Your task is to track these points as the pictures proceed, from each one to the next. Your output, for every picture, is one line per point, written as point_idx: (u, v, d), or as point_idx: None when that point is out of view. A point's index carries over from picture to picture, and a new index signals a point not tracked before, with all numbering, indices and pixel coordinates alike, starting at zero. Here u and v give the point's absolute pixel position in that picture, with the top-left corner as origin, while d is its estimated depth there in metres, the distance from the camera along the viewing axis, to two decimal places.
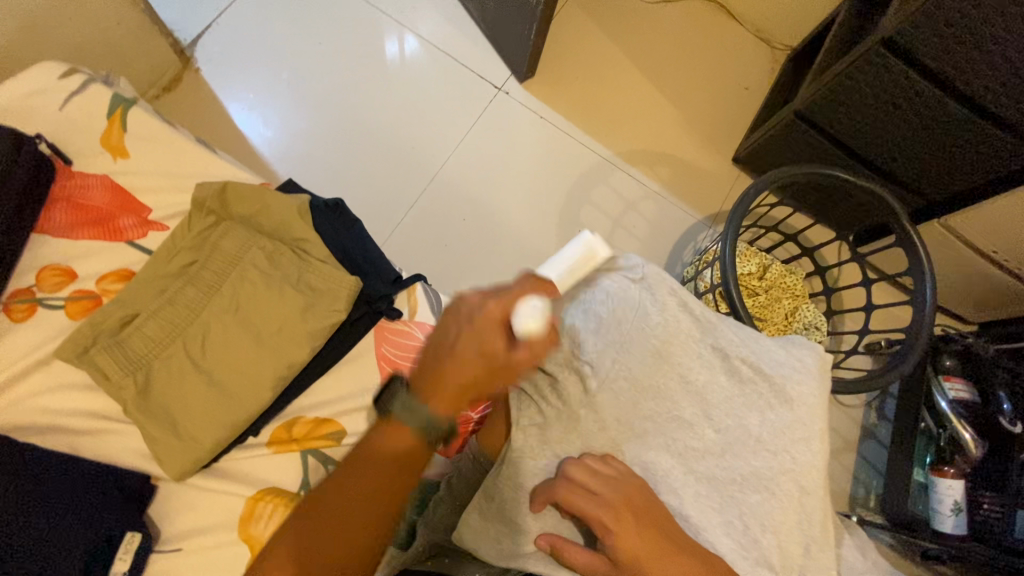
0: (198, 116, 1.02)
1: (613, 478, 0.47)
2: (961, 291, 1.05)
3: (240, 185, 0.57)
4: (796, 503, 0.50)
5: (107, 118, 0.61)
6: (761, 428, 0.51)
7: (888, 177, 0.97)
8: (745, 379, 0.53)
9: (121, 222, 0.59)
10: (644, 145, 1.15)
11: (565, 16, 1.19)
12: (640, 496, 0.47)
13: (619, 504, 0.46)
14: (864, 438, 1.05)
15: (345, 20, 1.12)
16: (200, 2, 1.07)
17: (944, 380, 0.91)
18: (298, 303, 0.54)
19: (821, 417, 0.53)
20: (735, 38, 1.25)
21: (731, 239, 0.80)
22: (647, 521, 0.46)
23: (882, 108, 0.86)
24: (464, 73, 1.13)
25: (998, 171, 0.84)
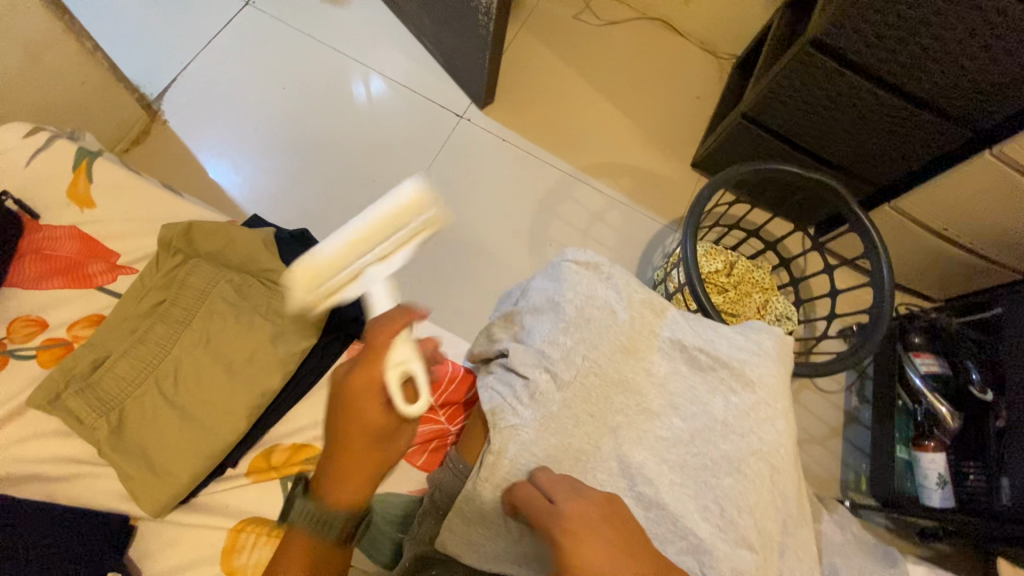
0: (169, 165, 1.05)
1: (578, 493, 0.45)
2: (921, 271, 1.08)
3: (205, 224, 0.58)
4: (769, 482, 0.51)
5: (73, 171, 0.63)
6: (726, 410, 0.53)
7: (836, 167, 1.01)
8: (705, 367, 0.55)
9: (90, 269, 0.60)
10: (606, 159, 1.19)
11: (521, 44, 1.24)
12: (611, 511, 0.45)
13: (578, 518, 0.43)
14: (849, 423, 1.07)
15: (307, 64, 1.16)
16: (166, 58, 1.11)
17: (914, 356, 0.95)
18: (268, 332, 0.56)
19: (782, 398, 0.55)
20: (684, 52, 1.31)
21: (691, 238, 0.83)
22: (617, 531, 0.44)
23: (819, 104, 0.91)
24: (426, 104, 1.17)
25: (936, 152, 0.88)
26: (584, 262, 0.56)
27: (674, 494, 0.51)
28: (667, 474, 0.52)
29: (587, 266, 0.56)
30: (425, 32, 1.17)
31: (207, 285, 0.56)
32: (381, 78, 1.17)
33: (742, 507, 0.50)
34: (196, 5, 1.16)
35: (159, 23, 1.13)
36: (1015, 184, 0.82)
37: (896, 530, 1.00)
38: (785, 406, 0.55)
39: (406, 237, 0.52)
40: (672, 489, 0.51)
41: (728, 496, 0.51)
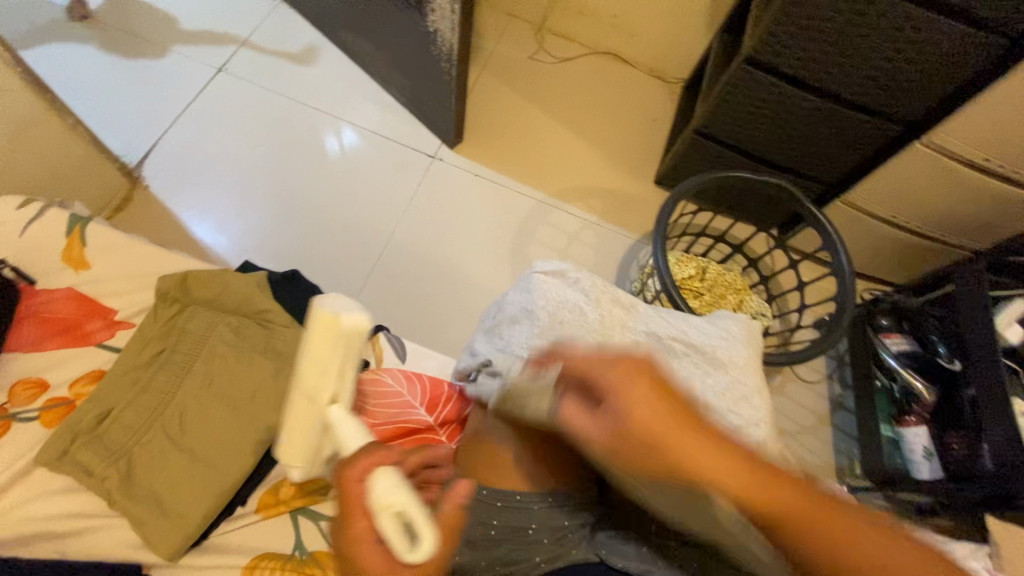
0: (153, 228, 1.07)
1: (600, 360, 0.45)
2: (878, 258, 1.15)
3: (199, 273, 0.61)
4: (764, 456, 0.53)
5: (66, 237, 0.66)
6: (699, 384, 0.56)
7: (787, 170, 1.09)
8: (679, 355, 0.59)
9: (88, 327, 0.62)
10: (575, 184, 1.26)
11: (483, 87, 1.32)
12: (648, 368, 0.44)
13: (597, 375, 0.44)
14: (836, 410, 1.11)
15: (281, 121, 1.22)
16: (144, 127, 1.15)
17: (885, 337, 1.01)
18: (268, 368, 0.58)
19: (755, 376, 0.58)
20: (635, 80, 1.41)
21: (660, 246, 0.88)
22: (646, 392, 0.43)
23: (762, 114, 0.99)
24: (399, 149, 1.23)
25: (873, 146, 0.96)
26: (552, 272, 0.62)
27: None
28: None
29: (555, 275, 0.62)
30: (392, 82, 1.23)
31: (206, 329, 0.59)
32: (354, 128, 1.23)
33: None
34: (170, 75, 1.21)
35: (136, 96, 1.18)
36: (945, 167, 0.90)
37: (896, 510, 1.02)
38: (762, 387, 0.58)
39: (341, 359, 0.41)
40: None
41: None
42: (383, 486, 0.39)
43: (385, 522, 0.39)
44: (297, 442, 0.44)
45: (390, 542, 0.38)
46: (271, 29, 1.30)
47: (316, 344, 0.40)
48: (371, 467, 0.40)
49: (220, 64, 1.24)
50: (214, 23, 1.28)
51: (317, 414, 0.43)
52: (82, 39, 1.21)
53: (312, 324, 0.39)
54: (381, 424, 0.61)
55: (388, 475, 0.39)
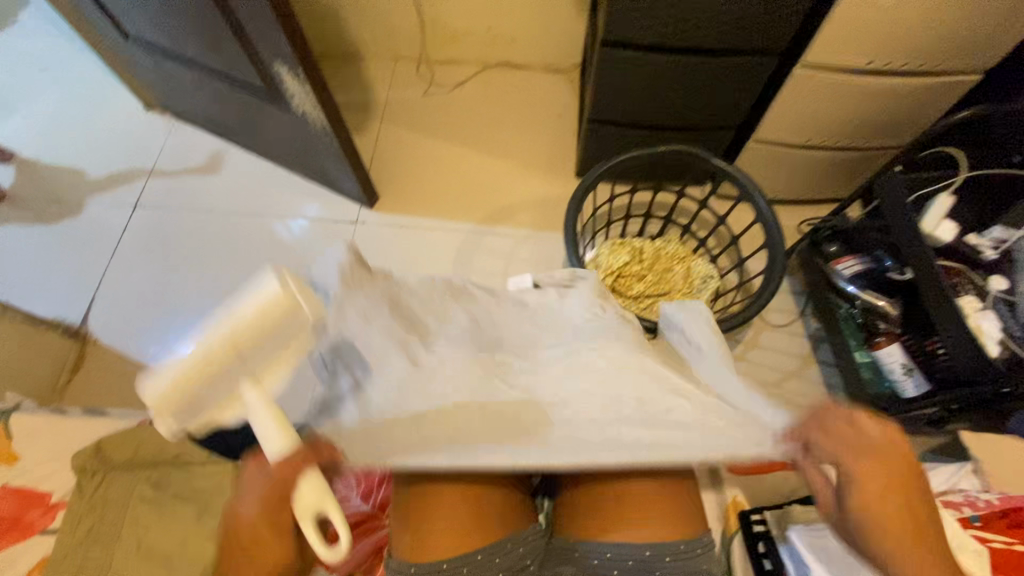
0: (111, 378, 1.10)
1: (847, 440, 0.51)
2: (810, 181, 1.13)
3: (111, 438, 0.64)
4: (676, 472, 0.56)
5: None
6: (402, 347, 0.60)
7: (692, 131, 1.07)
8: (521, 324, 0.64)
9: (29, 517, 0.62)
10: (493, 204, 1.26)
11: (387, 137, 1.33)
12: (889, 468, 0.49)
13: (862, 471, 0.49)
14: (816, 345, 1.09)
15: (204, 235, 1.24)
16: (79, 284, 1.19)
17: (836, 264, 0.97)
18: (191, 514, 0.61)
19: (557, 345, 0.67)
20: (531, 82, 1.41)
21: (575, 257, 0.89)
22: (878, 476, 0.49)
23: (646, 87, 0.97)
24: (325, 223, 1.25)
25: (760, 81, 0.95)
26: None
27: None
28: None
29: None
30: (295, 166, 1.25)
31: (126, 492, 0.60)
32: (291, 221, 1.25)
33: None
34: (91, 227, 1.25)
35: (63, 258, 1.21)
36: (832, 81, 0.88)
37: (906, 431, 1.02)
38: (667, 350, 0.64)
39: (273, 340, 0.52)
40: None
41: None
42: (315, 495, 0.48)
43: (309, 528, 0.48)
44: (194, 388, 0.50)
45: (313, 542, 0.47)
46: (174, 151, 1.33)
47: (260, 312, 0.51)
48: (300, 465, 0.49)
49: (136, 201, 1.28)
50: (122, 164, 1.31)
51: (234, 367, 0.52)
52: (4, 221, 1.23)
53: (259, 309, 0.51)
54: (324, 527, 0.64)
55: (308, 473, 0.49)
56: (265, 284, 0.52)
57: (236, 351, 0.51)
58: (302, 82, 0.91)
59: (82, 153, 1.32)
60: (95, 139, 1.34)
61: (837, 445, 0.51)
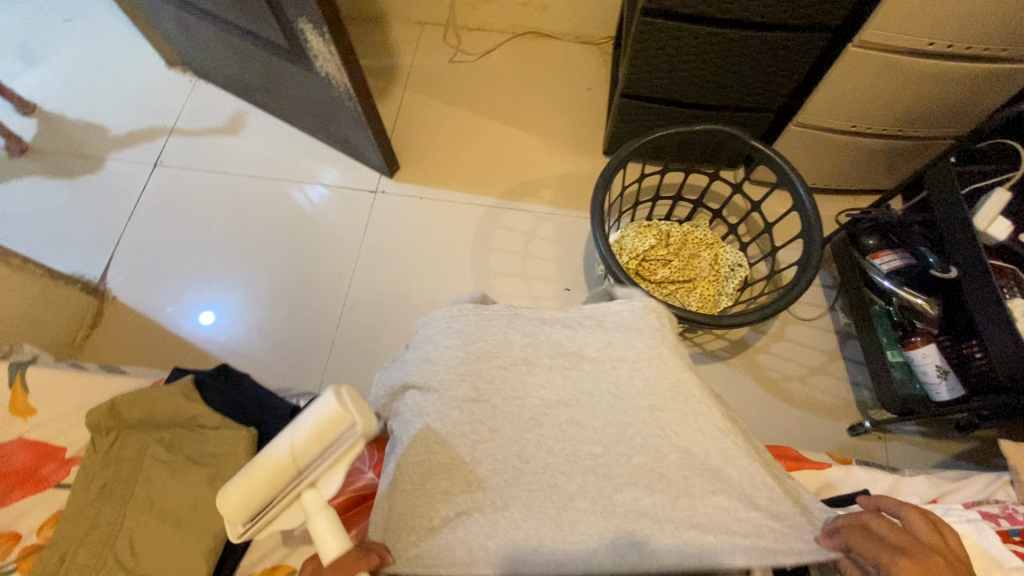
0: (129, 336, 1.11)
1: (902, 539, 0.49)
2: (850, 169, 1.08)
3: (125, 396, 0.61)
4: (684, 521, 0.50)
5: (10, 388, 0.66)
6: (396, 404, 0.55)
7: (730, 110, 1.02)
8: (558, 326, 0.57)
9: (44, 470, 0.64)
10: (517, 179, 1.23)
11: (411, 105, 1.30)
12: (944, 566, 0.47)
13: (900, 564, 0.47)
14: (845, 342, 1.06)
15: (226, 198, 1.23)
16: (98, 241, 1.18)
17: (874, 259, 0.92)
18: (204, 477, 0.59)
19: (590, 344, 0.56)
20: (562, 52, 1.35)
21: (601, 238, 0.86)
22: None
23: (685, 60, 0.92)
24: (344, 192, 1.23)
25: (808, 59, 0.89)
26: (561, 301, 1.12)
27: (541, 411, 0.52)
28: (554, 470, 0.51)
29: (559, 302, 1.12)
30: (317, 130, 1.23)
31: (139, 452, 0.60)
32: (311, 187, 1.23)
33: (669, 470, 0.51)
34: (112, 184, 1.24)
35: (84, 215, 1.20)
36: (886, 62, 0.83)
37: (932, 434, 0.99)
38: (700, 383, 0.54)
39: (324, 454, 0.45)
40: (602, 478, 0.51)
41: (623, 423, 0.53)
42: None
43: None
44: (257, 501, 0.45)
45: None
46: (196, 110, 1.31)
47: (318, 431, 0.43)
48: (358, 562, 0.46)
49: (156, 160, 1.26)
50: (144, 121, 1.30)
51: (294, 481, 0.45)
52: (25, 174, 1.23)
53: (312, 429, 0.43)
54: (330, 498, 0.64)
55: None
56: (319, 399, 0.43)
57: (298, 467, 0.44)
58: (327, 41, 0.87)
59: (104, 108, 1.31)
60: (118, 95, 1.32)
61: (884, 551, 0.49)
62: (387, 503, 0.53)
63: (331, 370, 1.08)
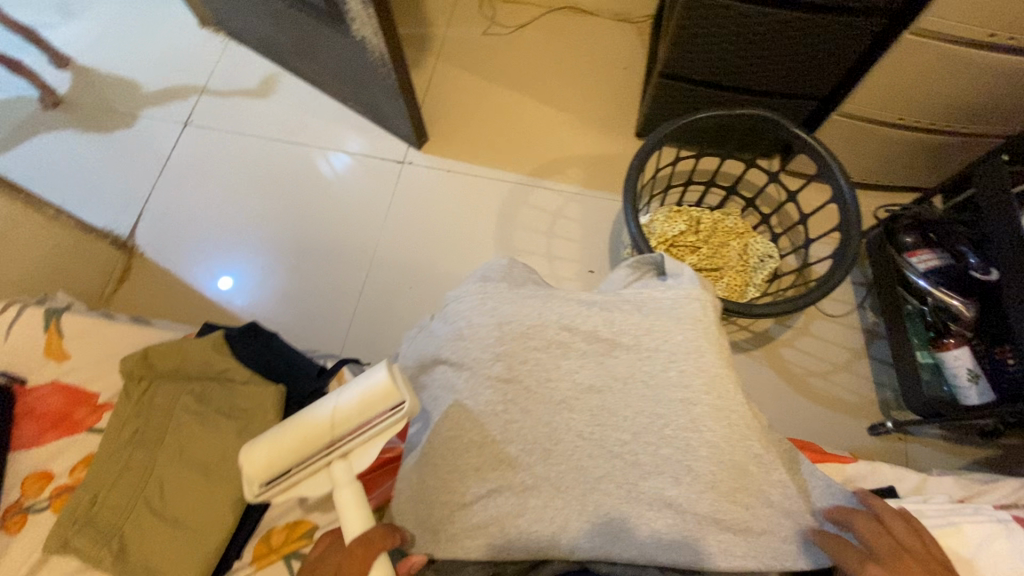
0: (155, 292, 1.12)
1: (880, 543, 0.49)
2: (891, 165, 1.05)
3: (158, 346, 0.63)
4: (709, 516, 0.50)
5: (45, 332, 0.68)
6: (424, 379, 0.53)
7: (771, 96, 0.99)
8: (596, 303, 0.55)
9: (77, 415, 0.66)
10: (545, 157, 1.21)
11: (442, 76, 1.28)
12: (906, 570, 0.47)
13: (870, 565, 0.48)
14: (871, 340, 1.04)
15: (254, 161, 1.23)
16: (128, 197, 1.19)
17: (911, 256, 0.90)
18: (233, 430, 0.60)
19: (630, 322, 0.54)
20: (598, 29, 1.32)
21: (632, 219, 0.85)
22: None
23: (730, 41, 0.89)
24: (371, 161, 1.22)
25: (860, 46, 0.86)
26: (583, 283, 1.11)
27: (572, 383, 0.53)
28: (583, 442, 0.52)
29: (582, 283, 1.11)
30: (347, 96, 1.22)
31: (171, 401, 0.61)
32: (338, 155, 1.23)
33: (699, 458, 0.50)
34: (142, 141, 1.24)
35: (114, 171, 1.21)
36: (943, 52, 0.79)
37: (954, 438, 0.97)
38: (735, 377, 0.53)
39: (363, 428, 0.46)
40: (630, 461, 0.51)
41: (655, 414, 0.51)
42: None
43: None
44: (291, 465, 0.46)
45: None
46: (227, 70, 1.31)
47: (364, 403, 0.45)
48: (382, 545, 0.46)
49: (187, 119, 1.26)
50: (175, 79, 1.30)
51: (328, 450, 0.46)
52: (58, 127, 1.24)
53: (358, 402, 0.45)
54: None
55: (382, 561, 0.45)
56: (370, 373, 0.45)
57: (335, 434, 0.46)
58: (367, 4, 0.86)
59: (136, 65, 1.31)
60: (150, 52, 1.32)
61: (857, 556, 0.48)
62: (413, 464, 0.53)
63: (352, 338, 1.09)
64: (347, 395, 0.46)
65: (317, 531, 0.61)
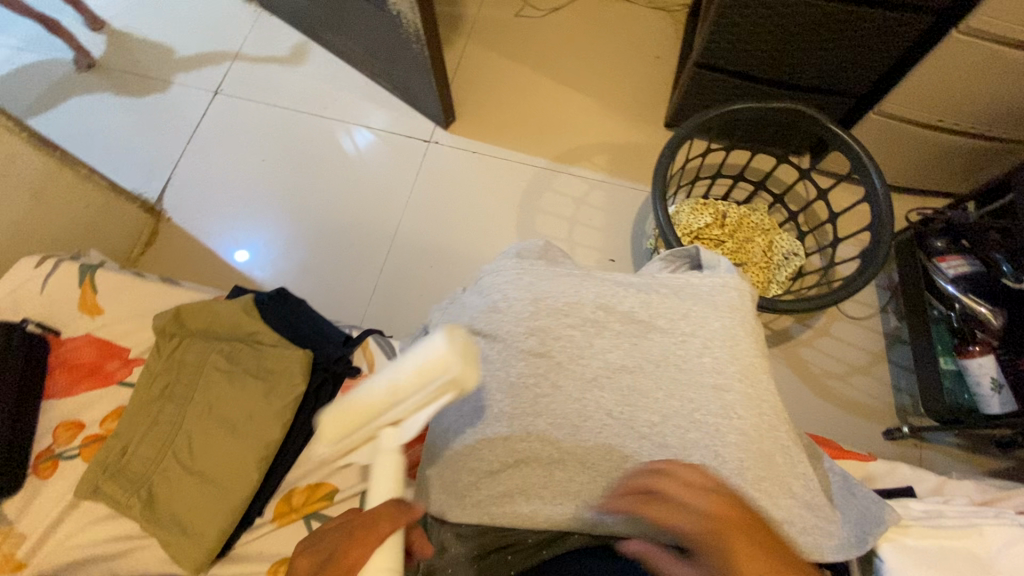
0: (180, 257, 1.14)
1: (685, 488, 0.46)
2: (925, 168, 1.03)
3: (190, 305, 0.65)
4: None
5: (80, 288, 0.70)
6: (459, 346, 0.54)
7: (808, 91, 0.98)
8: (627, 285, 0.57)
9: (109, 367, 0.68)
10: (573, 142, 1.20)
11: (473, 56, 1.27)
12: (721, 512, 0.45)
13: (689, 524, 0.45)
14: (892, 344, 1.03)
15: (282, 132, 1.24)
16: (158, 162, 1.21)
17: (939, 261, 0.89)
18: (259, 390, 0.61)
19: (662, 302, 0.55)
20: (633, 16, 1.31)
21: (661, 207, 0.84)
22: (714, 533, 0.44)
23: (770, 32, 0.88)
24: (397, 139, 1.22)
25: (905, 42, 0.84)
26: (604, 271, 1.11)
27: (604, 362, 0.53)
28: (612, 420, 0.52)
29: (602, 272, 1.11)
30: (377, 72, 1.22)
31: (201, 359, 0.63)
32: (365, 129, 1.23)
33: (728, 443, 0.50)
34: (173, 107, 1.25)
35: (144, 135, 1.23)
36: (991, 53, 0.78)
37: (971, 447, 0.96)
38: (769, 366, 0.54)
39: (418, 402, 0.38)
40: (658, 442, 0.52)
41: (684, 398, 0.52)
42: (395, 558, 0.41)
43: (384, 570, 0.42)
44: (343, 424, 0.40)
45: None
46: (259, 40, 1.31)
47: (419, 375, 0.35)
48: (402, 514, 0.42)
49: (217, 87, 1.27)
50: (207, 46, 1.30)
51: (382, 417, 0.39)
52: (92, 89, 1.25)
53: (413, 370, 0.35)
54: None
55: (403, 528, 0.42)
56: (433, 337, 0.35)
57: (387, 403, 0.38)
58: None
59: (169, 30, 1.31)
60: (184, 18, 1.33)
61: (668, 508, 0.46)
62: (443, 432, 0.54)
63: (371, 312, 1.10)
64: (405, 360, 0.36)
65: (338, 494, 0.63)
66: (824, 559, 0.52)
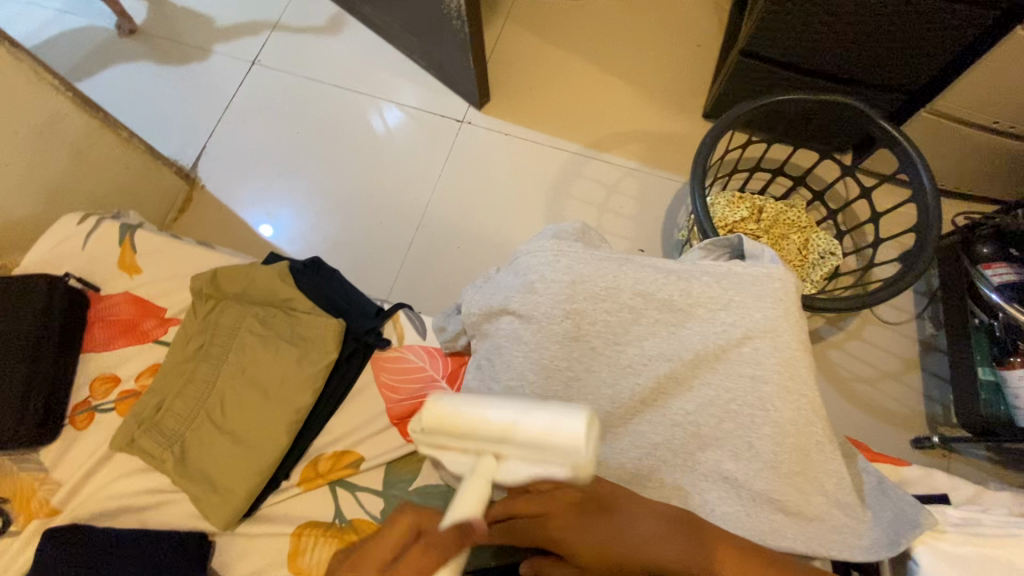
0: (211, 224, 1.15)
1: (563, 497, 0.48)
2: (975, 172, 0.99)
3: (226, 269, 0.66)
4: (763, 493, 0.51)
5: (120, 247, 0.71)
6: (506, 332, 0.56)
7: (857, 85, 0.94)
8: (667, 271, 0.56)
9: (145, 326, 0.69)
10: (607, 129, 1.18)
11: (510, 36, 1.26)
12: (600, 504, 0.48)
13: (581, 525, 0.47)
14: (926, 352, 1.00)
15: (315, 106, 1.24)
16: (194, 129, 1.22)
17: (985, 268, 0.85)
18: (292, 355, 0.62)
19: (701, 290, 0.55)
20: (676, 2, 1.28)
21: (699, 198, 0.82)
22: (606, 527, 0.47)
23: (822, 22, 0.85)
24: (430, 118, 1.22)
25: (966, 37, 0.80)
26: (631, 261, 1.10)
27: (641, 349, 0.54)
28: (645, 408, 0.53)
29: None
30: (414, 49, 1.21)
31: (236, 323, 0.64)
32: (399, 106, 1.23)
33: (762, 436, 0.51)
34: (211, 75, 1.26)
35: (182, 102, 1.24)
36: None
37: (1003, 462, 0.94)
38: (812, 362, 0.53)
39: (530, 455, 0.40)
40: (692, 431, 0.52)
41: (721, 387, 0.52)
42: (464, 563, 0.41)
43: None
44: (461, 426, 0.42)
45: None
46: (298, 12, 1.31)
47: (549, 435, 0.39)
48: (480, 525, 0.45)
49: (255, 57, 1.28)
50: (246, 16, 1.31)
51: (493, 443, 0.41)
52: (133, 54, 1.27)
53: (547, 428, 0.39)
54: (403, 400, 0.66)
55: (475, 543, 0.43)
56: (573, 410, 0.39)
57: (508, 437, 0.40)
58: None
59: None
60: None
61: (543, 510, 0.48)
62: None
63: (396, 290, 1.10)
64: (541, 416, 0.40)
65: (363, 463, 0.64)
66: (854, 560, 0.52)
